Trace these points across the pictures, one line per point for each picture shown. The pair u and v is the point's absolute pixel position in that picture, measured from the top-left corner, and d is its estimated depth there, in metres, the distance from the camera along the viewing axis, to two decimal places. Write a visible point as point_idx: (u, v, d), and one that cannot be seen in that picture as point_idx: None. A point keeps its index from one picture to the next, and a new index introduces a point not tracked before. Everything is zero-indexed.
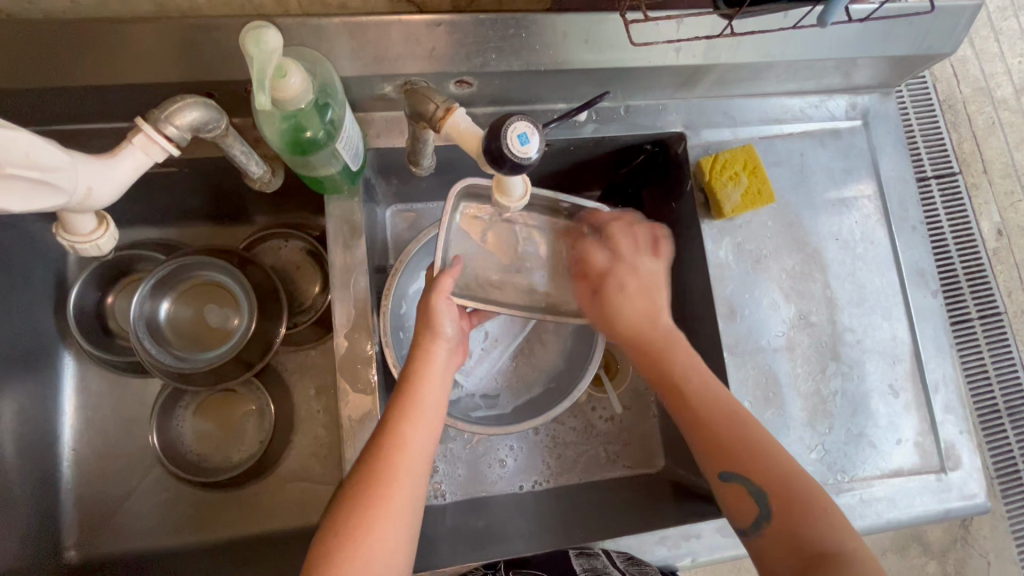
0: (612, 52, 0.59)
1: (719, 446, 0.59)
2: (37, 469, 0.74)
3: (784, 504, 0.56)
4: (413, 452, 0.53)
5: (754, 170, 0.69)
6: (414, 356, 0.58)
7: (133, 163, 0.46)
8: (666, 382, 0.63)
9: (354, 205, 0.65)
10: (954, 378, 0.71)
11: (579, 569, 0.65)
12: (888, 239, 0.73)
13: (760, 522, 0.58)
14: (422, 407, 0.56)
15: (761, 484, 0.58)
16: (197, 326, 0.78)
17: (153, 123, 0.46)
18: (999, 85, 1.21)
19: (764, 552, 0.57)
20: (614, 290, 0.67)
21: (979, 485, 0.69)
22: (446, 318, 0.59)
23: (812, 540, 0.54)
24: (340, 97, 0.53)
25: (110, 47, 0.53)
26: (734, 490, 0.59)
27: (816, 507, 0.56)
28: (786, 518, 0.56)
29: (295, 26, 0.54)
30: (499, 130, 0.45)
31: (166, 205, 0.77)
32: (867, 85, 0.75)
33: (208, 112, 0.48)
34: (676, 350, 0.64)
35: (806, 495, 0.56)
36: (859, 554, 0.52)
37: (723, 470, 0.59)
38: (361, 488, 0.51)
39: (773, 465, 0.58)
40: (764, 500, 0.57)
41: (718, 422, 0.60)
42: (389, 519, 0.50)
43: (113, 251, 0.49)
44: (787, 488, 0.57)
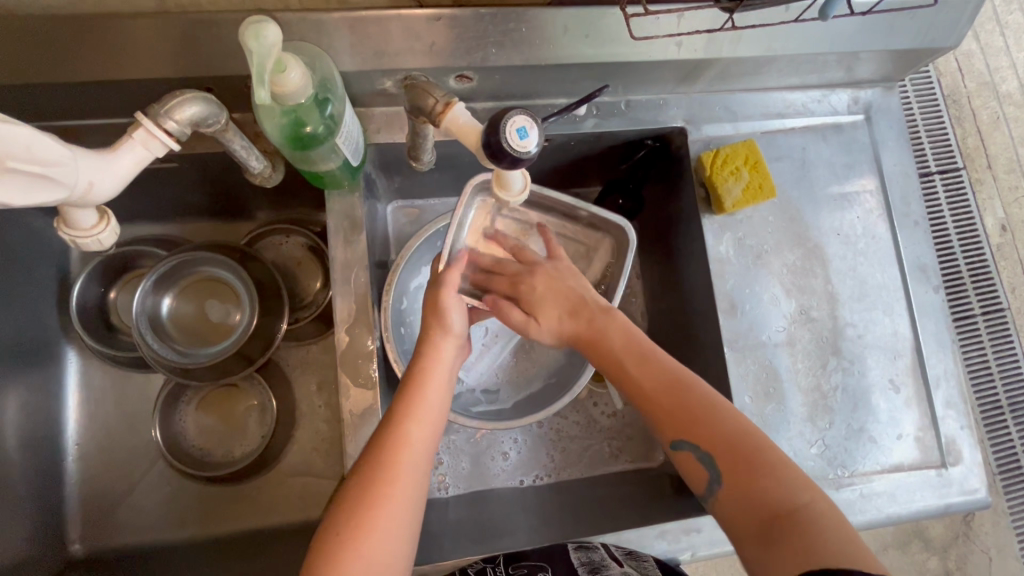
0: (613, 47, 0.59)
1: (668, 412, 0.56)
2: (41, 463, 0.75)
3: (739, 466, 0.53)
4: (415, 449, 0.54)
5: (755, 165, 0.69)
6: (419, 355, 0.60)
7: (133, 157, 0.46)
8: (607, 356, 0.61)
9: (355, 200, 0.65)
10: (955, 373, 0.71)
11: (578, 564, 0.66)
12: (890, 234, 0.73)
13: (713, 488, 0.54)
14: (427, 405, 0.56)
15: (708, 455, 0.54)
16: (198, 321, 0.78)
17: (154, 118, 0.46)
18: (1004, 79, 1.21)
19: (726, 516, 0.53)
20: (525, 291, 0.66)
21: (980, 481, 0.69)
22: (455, 315, 0.61)
23: (771, 498, 0.50)
24: (340, 92, 0.53)
25: (111, 43, 0.53)
26: (684, 458, 0.56)
27: (769, 464, 0.52)
28: (742, 483, 0.52)
29: (295, 21, 0.54)
30: (499, 125, 0.45)
31: (168, 200, 0.77)
32: (869, 79, 0.74)
33: (208, 107, 0.48)
34: (616, 329, 0.62)
35: (762, 458, 0.53)
36: (823, 514, 0.48)
37: (672, 437, 0.56)
38: (364, 482, 0.51)
39: (720, 428, 0.54)
40: (714, 465, 0.54)
41: (662, 390, 0.57)
42: (391, 515, 0.50)
43: (114, 246, 0.49)
44: (736, 446, 0.54)
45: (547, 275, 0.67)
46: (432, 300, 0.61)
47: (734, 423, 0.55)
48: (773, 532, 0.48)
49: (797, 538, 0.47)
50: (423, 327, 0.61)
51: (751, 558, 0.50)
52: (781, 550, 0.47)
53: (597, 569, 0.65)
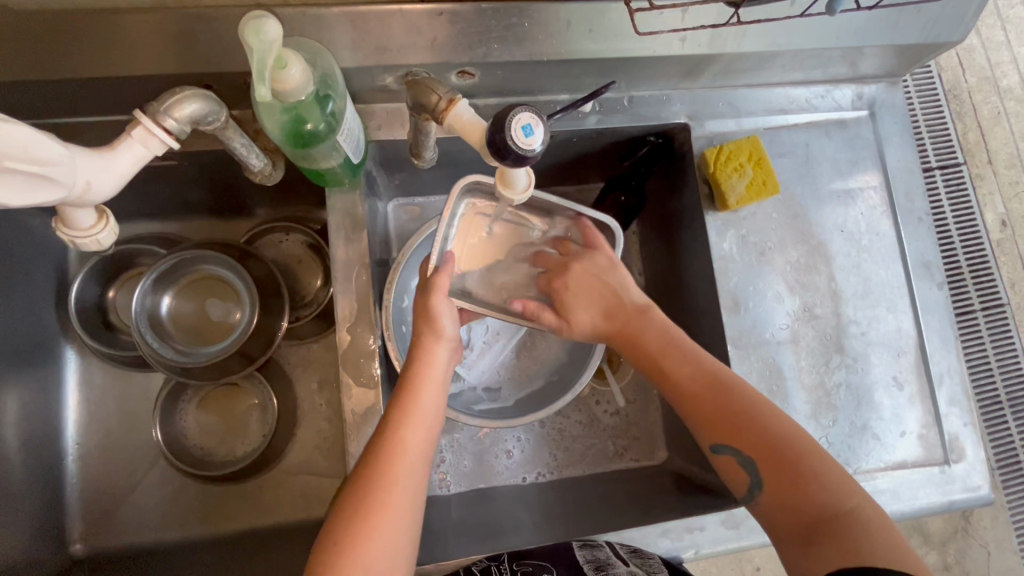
0: (616, 42, 0.58)
1: (709, 416, 0.59)
2: (41, 464, 0.74)
3: (782, 471, 0.55)
4: (412, 458, 0.54)
5: (759, 161, 0.69)
6: (412, 360, 0.58)
7: (133, 156, 0.46)
8: (643, 356, 0.65)
9: (356, 198, 0.64)
10: (958, 369, 0.70)
11: (583, 562, 0.65)
12: (894, 230, 0.73)
13: (756, 492, 0.57)
14: (421, 413, 0.56)
15: (750, 459, 0.57)
16: (198, 320, 0.78)
17: (152, 115, 0.46)
18: (1005, 74, 1.20)
19: (769, 517, 0.56)
20: (563, 291, 0.69)
21: (983, 477, 0.69)
22: (447, 320, 0.59)
23: (816, 502, 0.53)
24: (341, 88, 0.52)
25: (108, 39, 0.52)
26: (726, 461, 0.59)
27: (814, 466, 0.55)
28: (787, 487, 0.54)
29: (294, 16, 0.53)
30: (504, 122, 0.44)
31: (167, 198, 0.76)
32: (873, 74, 0.74)
33: (207, 104, 0.48)
34: (654, 331, 0.65)
35: (809, 465, 0.54)
36: (870, 518, 0.51)
37: (715, 441, 0.59)
38: (358, 491, 0.51)
39: (764, 434, 0.57)
40: (756, 469, 0.57)
41: (702, 394, 0.60)
42: (389, 526, 0.50)
43: (113, 246, 0.49)
44: (780, 451, 0.56)
45: (583, 270, 0.69)
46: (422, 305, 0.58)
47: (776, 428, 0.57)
48: (816, 534, 0.51)
49: (840, 540, 0.50)
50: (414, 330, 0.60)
51: (791, 557, 0.53)
52: (827, 551, 0.50)
53: (602, 567, 0.64)
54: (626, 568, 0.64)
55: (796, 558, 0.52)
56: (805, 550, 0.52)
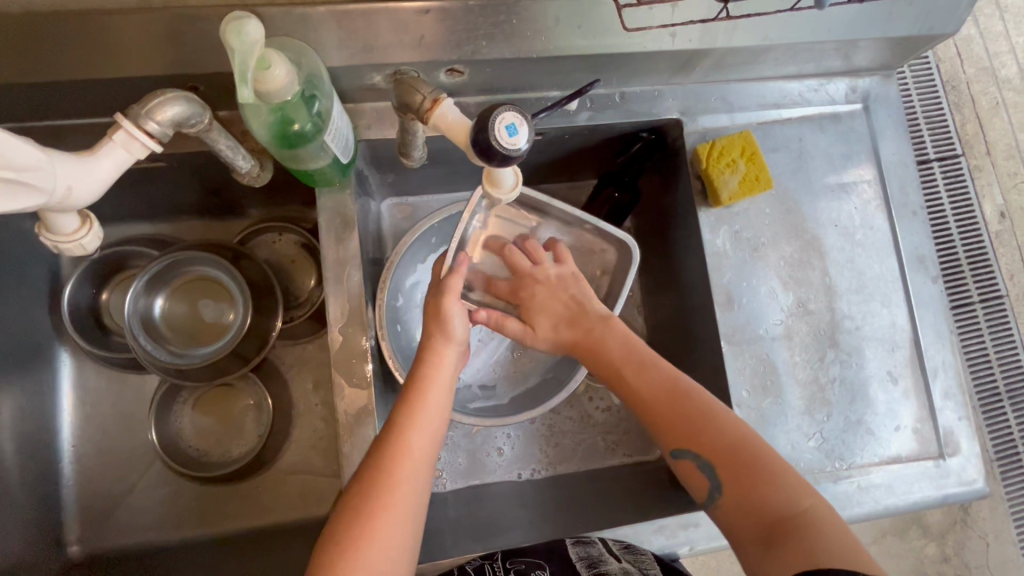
0: (606, 38, 0.58)
1: (668, 421, 0.60)
2: (36, 466, 0.74)
3: (739, 473, 0.56)
4: (416, 461, 0.54)
5: (751, 157, 0.68)
6: (419, 362, 0.59)
7: (114, 160, 0.45)
8: (605, 363, 0.64)
9: (347, 198, 0.64)
10: (953, 363, 0.70)
11: (576, 559, 0.66)
12: (888, 225, 0.72)
13: (715, 496, 0.57)
14: (426, 416, 0.56)
15: (707, 465, 0.57)
16: (191, 322, 0.78)
17: (134, 119, 0.45)
18: (1003, 64, 1.19)
19: (728, 520, 0.56)
20: (528, 300, 0.69)
21: (978, 471, 0.69)
22: (457, 323, 0.60)
23: (771, 505, 0.53)
24: (327, 88, 0.52)
25: (93, 40, 0.52)
26: (686, 466, 0.59)
27: (769, 467, 0.55)
28: (746, 490, 0.55)
29: (279, 15, 0.52)
30: (488, 121, 0.44)
31: (158, 200, 0.76)
32: (867, 67, 0.73)
33: (190, 107, 0.47)
34: (616, 340, 0.65)
35: (764, 464, 0.56)
36: (824, 518, 0.52)
37: (674, 445, 0.59)
38: (365, 489, 0.51)
39: (721, 435, 0.57)
40: (714, 472, 0.57)
41: (662, 399, 0.61)
42: (390, 528, 0.50)
43: (98, 250, 0.49)
44: (738, 453, 0.56)
45: (544, 284, 0.69)
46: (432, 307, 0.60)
47: (731, 433, 0.57)
48: (774, 536, 0.52)
49: (796, 542, 0.50)
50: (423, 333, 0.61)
51: (750, 560, 0.53)
52: (784, 554, 0.50)
53: (594, 565, 0.64)
54: (620, 564, 0.64)
55: (755, 561, 0.53)
56: (764, 552, 0.52)
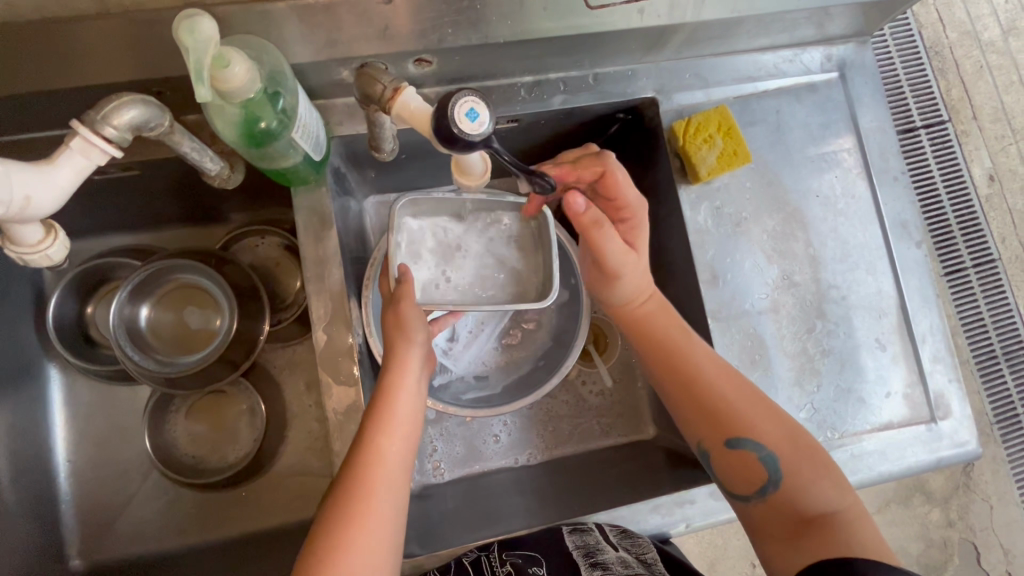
0: (571, 19, 0.57)
1: (718, 419, 0.61)
2: (33, 482, 0.75)
3: (786, 471, 0.59)
4: (391, 471, 0.54)
5: (728, 131, 0.68)
6: (387, 372, 0.59)
7: (73, 168, 0.45)
8: (663, 354, 0.64)
9: (322, 196, 0.63)
10: (942, 327, 0.70)
11: (572, 548, 0.67)
12: (870, 192, 0.72)
13: (766, 488, 0.59)
14: (397, 422, 0.56)
15: (766, 457, 0.59)
16: (178, 331, 0.77)
17: (90, 125, 0.44)
18: (986, 27, 1.19)
19: (758, 515, 0.60)
20: (631, 231, 0.66)
21: (970, 432, 0.69)
22: (419, 325, 0.60)
23: (809, 500, 0.58)
24: (291, 84, 0.51)
25: (50, 49, 0.51)
26: (737, 455, 0.60)
27: (817, 464, 0.59)
28: (789, 491, 0.59)
29: (239, 13, 0.51)
30: (447, 108, 0.44)
31: (136, 209, 0.76)
32: (842, 35, 0.72)
33: (147, 110, 0.47)
34: (678, 329, 0.64)
35: (809, 461, 0.59)
36: (855, 513, 0.58)
37: (729, 436, 0.60)
38: (341, 509, 0.52)
39: (773, 437, 0.60)
40: (772, 464, 0.59)
41: (722, 391, 0.61)
42: (373, 539, 0.51)
43: (64, 260, 0.49)
44: (789, 454, 0.59)
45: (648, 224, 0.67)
46: (394, 318, 0.59)
47: (779, 431, 0.60)
48: (806, 527, 0.57)
49: (828, 539, 0.56)
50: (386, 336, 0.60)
51: (774, 550, 0.58)
52: (817, 548, 0.55)
53: (591, 554, 0.65)
54: (617, 553, 0.66)
55: (784, 554, 0.57)
56: (798, 543, 0.57)
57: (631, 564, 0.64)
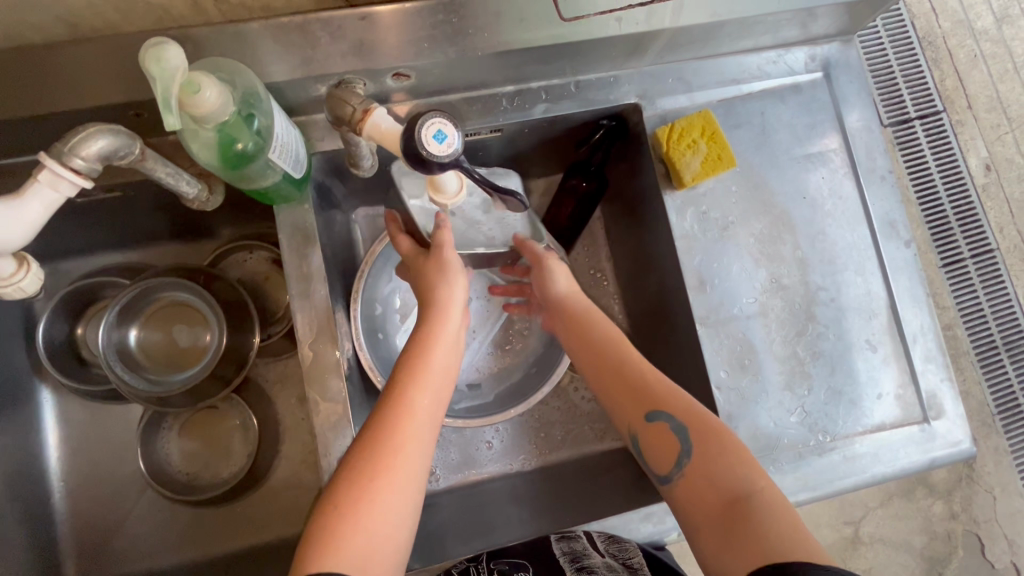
0: (548, 30, 0.57)
1: (640, 392, 0.61)
2: (29, 503, 0.75)
3: (697, 445, 0.56)
4: (421, 415, 0.55)
5: (712, 136, 0.68)
6: (422, 321, 0.60)
7: (42, 201, 0.45)
8: (588, 342, 0.66)
9: (306, 212, 0.63)
10: (932, 327, 0.70)
11: (560, 555, 0.70)
12: (858, 192, 0.72)
13: (684, 462, 0.57)
14: (432, 366, 0.57)
15: (679, 431, 0.58)
16: (167, 349, 0.77)
17: (58, 157, 0.44)
18: (979, 16, 1.19)
19: (682, 505, 0.56)
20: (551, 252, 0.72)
21: (964, 431, 0.69)
22: (460, 271, 0.62)
23: (723, 485, 0.54)
24: (266, 105, 0.51)
25: (23, 77, 0.51)
26: (656, 432, 0.59)
27: (727, 447, 0.56)
28: (710, 470, 0.55)
29: (212, 35, 0.51)
30: (414, 133, 0.45)
31: (123, 228, 0.76)
32: (826, 34, 0.72)
33: (117, 138, 0.47)
34: (604, 323, 0.68)
35: (723, 447, 0.56)
36: (780, 502, 0.52)
37: (649, 410, 0.60)
38: (370, 446, 0.52)
39: (691, 412, 0.58)
40: (685, 438, 0.57)
41: (642, 371, 0.62)
42: (395, 481, 0.51)
43: (37, 291, 0.52)
44: (701, 431, 0.57)
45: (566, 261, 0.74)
46: (434, 261, 0.61)
47: (694, 408, 0.58)
48: (733, 511, 0.52)
49: (748, 526, 0.50)
50: (424, 279, 0.62)
51: (708, 547, 0.52)
52: (741, 533, 0.50)
53: (578, 559, 0.68)
54: (603, 559, 0.68)
55: (712, 544, 0.52)
56: (720, 536, 0.52)
57: (615, 569, 0.66)
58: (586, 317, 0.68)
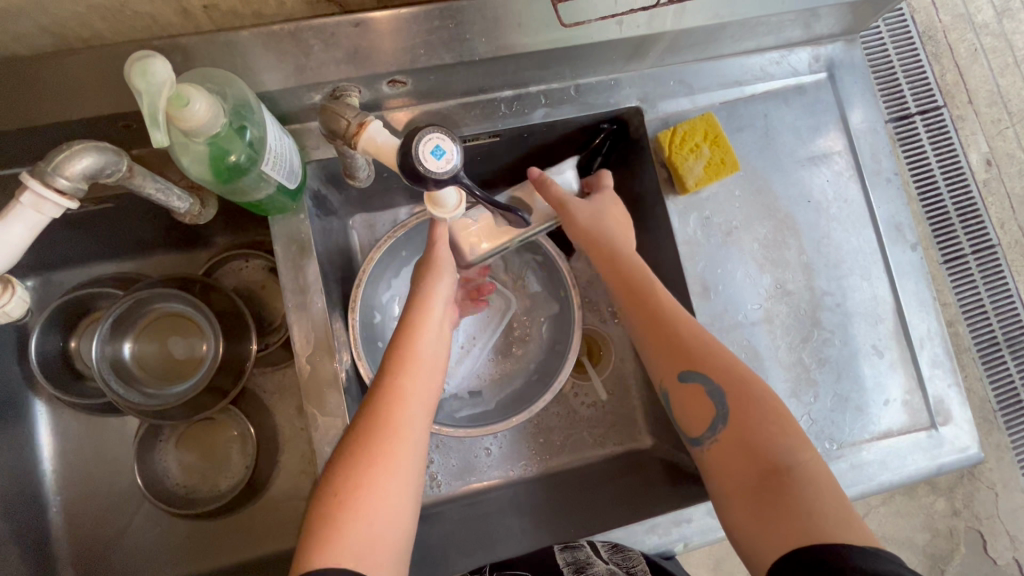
0: (547, 34, 0.55)
1: (675, 348, 0.58)
2: (25, 518, 0.74)
3: (733, 410, 0.55)
4: (414, 401, 0.55)
5: (715, 140, 0.66)
6: (409, 310, 0.60)
7: (25, 224, 0.43)
8: (625, 289, 0.62)
9: (301, 223, 0.62)
10: (939, 331, 0.69)
11: (564, 564, 0.70)
12: (863, 195, 0.70)
13: (718, 427, 0.56)
14: (421, 357, 0.58)
15: (715, 394, 0.56)
16: (163, 360, 0.76)
17: (40, 178, 0.43)
18: (979, 9, 1.17)
19: (713, 469, 0.55)
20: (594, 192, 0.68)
21: (971, 436, 0.68)
22: (449, 265, 0.63)
23: (760, 452, 0.53)
24: (258, 116, 0.50)
25: (8, 90, 0.49)
26: (691, 392, 0.58)
27: (767, 416, 0.54)
28: (748, 437, 0.54)
29: (202, 44, 0.50)
30: (411, 148, 0.44)
31: (115, 238, 0.74)
32: (829, 33, 0.70)
33: (102, 156, 0.46)
34: (640, 267, 0.63)
35: (759, 415, 0.54)
36: (823, 474, 0.51)
37: (683, 369, 0.58)
38: (364, 435, 0.51)
39: (728, 376, 0.56)
40: (721, 400, 0.56)
41: (680, 324, 0.59)
42: (394, 471, 0.51)
43: (22, 312, 0.58)
44: (740, 396, 0.55)
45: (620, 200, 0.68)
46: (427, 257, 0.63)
47: (733, 371, 0.56)
48: (770, 482, 0.51)
49: (785, 500, 0.49)
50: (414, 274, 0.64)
51: (736, 515, 0.52)
52: (779, 505, 0.49)
53: (581, 568, 0.68)
54: (606, 566, 0.68)
55: (743, 514, 0.51)
56: (753, 507, 0.51)
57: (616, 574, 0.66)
58: (616, 256, 0.63)
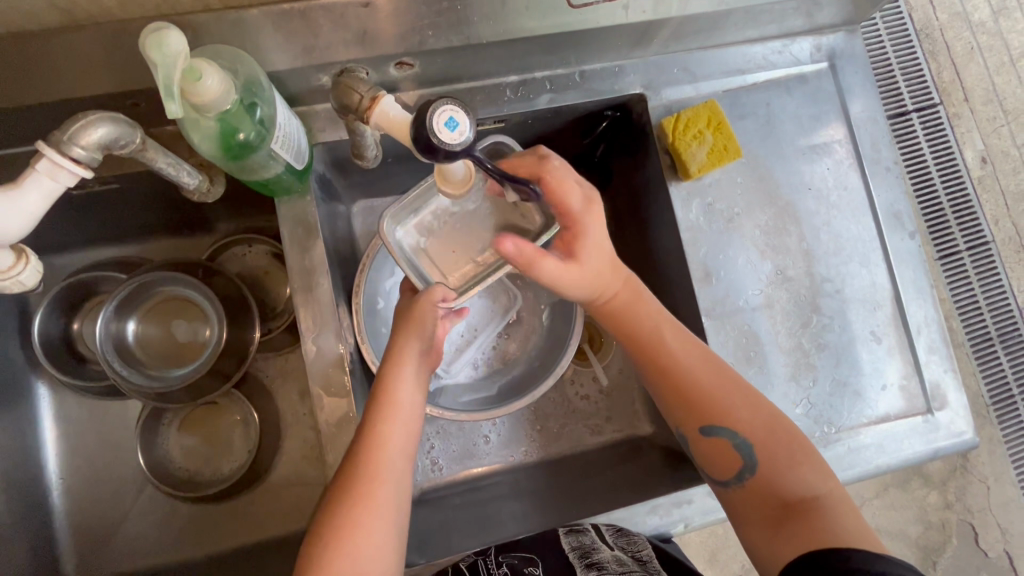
0: (555, 17, 0.56)
1: (692, 405, 0.60)
2: (27, 500, 0.74)
3: (761, 457, 0.58)
4: (394, 451, 0.56)
5: (718, 126, 0.67)
6: (386, 364, 0.59)
7: (40, 192, 0.44)
8: (643, 349, 0.62)
9: (307, 205, 0.62)
10: (936, 318, 0.70)
11: (569, 550, 0.69)
12: (863, 183, 0.71)
13: (744, 475, 0.58)
14: (399, 408, 0.57)
15: (742, 446, 0.59)
16: (165, 344, 0.76)
17: (56, 146, 0.43)
18: (975, 8, 1.19)
19: (736, 506, 0.59)
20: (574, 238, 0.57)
21: (967, 422, 0.69)
22: (424, 333, 0.59)
23: (785, 490, 0.57)
24: (267, 93, 0.50)
25: (18, 65, 0.49)
26: (715, 442, 0.60)
27: (794, 457, 0.58)
28: (767, 480, 0.57)
29: (212, 22, 0.50)
30: (425, 119, 0.44)
31: (119, 221, 0.74)
32: (830, 24, 0.71)
33: (117, 127, 0.46)
34: (657, 315, 0.63)
35: (784, 450, 0.58)
36: (842, 502, 0.56)
37: (705, 424, 0.60)
38: (347, 489, 0.53)
39: (750, 424, 0.59)
40: (750, 452, 0.58)
41: (698, 373, 0.60)
42: (375, 521, 0.52)
43: (36, 283, 0.54)
44: (764, 443, 0.58)
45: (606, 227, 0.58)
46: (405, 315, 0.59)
47: (756, 416, 0.59)
48: (788, 513, 0.55)
49: (808, 525, 0.54)
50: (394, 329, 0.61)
51: (757, 541, 0.57)
52: (797, 529, 0.54)
53: (587, 554, 0.67)
54: (612, 552, 0.67)
55: (765, 538, 0.56)
56: (773, 530, 0.56)
57: (625, 563, 0.65)
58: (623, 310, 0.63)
